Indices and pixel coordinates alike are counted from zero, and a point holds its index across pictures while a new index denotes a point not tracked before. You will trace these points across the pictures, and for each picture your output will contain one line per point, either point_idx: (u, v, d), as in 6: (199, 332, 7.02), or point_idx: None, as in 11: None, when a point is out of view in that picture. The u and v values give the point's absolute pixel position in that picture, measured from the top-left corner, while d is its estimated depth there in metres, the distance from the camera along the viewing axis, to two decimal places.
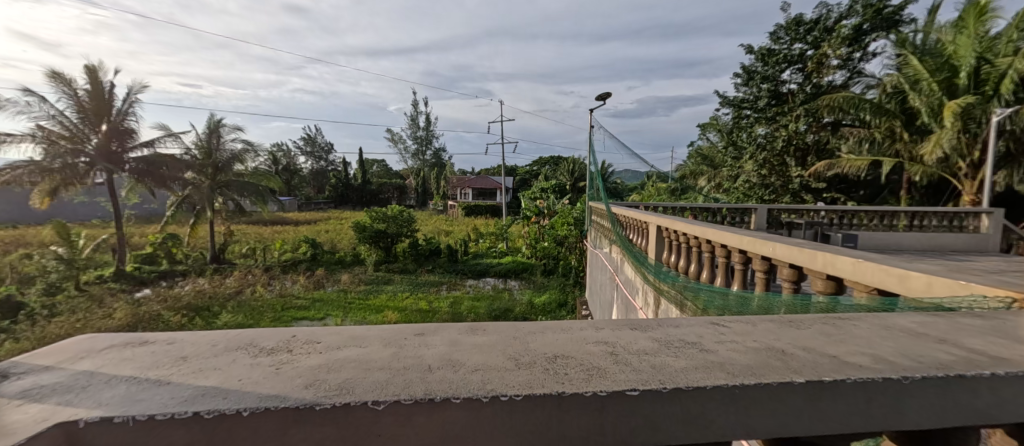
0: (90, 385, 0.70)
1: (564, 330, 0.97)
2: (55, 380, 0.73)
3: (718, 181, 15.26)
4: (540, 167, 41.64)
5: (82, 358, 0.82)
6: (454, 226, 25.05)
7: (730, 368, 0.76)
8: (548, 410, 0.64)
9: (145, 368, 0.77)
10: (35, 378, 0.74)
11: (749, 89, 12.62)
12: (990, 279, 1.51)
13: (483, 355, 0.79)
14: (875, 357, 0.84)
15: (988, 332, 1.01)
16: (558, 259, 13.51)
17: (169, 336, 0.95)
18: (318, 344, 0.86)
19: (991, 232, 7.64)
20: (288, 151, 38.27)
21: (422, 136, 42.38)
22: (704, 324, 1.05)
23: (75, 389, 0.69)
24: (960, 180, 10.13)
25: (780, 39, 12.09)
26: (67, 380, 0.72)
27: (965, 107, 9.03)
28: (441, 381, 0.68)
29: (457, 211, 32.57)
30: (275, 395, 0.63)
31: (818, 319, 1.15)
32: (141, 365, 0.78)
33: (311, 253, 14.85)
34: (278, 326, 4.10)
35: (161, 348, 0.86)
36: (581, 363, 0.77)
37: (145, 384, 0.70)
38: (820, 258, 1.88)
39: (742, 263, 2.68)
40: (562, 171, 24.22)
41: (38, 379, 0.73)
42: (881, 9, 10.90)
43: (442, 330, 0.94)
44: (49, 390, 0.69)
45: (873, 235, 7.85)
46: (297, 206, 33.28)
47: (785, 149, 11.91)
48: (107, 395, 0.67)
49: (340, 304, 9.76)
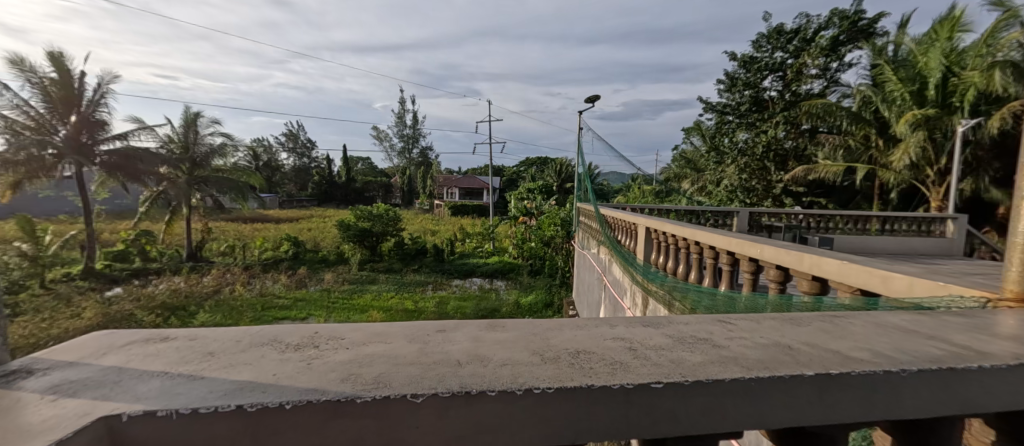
0: (121, 379, 0.69)
1: (580, 326, 0.97)
2: (84, 374, 0.70)
3: (701, 184, 15.71)
4: (526, 168, 41.81)
5: (105, 354, 0.80)
6: (440, 226, 25.01)
7: (745, 363, 0.79)
8: (576, 403, 0.66)
9: (174, 364, 0.75)
10: (61, 373, 0.71)
11: (731, 95, 13.02)
12: (966, 281, 1.60)
13: (506, 350, 0.80)
14: (875, 351, 0.88)
15: (970, 329, 1.07)
16: (545, 259, 13.65)
17: (189, 332, 0.93)
18: (343, 340, 0.86)
19: (955, 237, 8.03)
20: (268, 148, 37.37)
21: (409, 134, 41.96)
22: (711, 320, 1.06)
23: (107, 384, 0.67)
24: (927, 187, 10.70)
25: (762, 47, 12.46)
26: (97, 375, 0.70)
27: (927, 117, 9.61)
28: (473, 374, 0.69)
29: (443, 210, 32.58)
30: (313, 389, 0.63)
31: (815, 316, 1.18)
32: (168, 360, 0.76)
33: (293, 251, 14.62)
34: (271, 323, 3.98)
35: (185, 344, 0.84)
36: (604, 358, 0.78)
37: (179, 379, 0.68)
38: (806, 260, 1.97)
39: (730, 264, 2.77)
40: (550, 171, 24.46)
41: (65, 374, 0.71)
42: (856, 21, 11.39)
43: (463, 327, 0.94)
44: (80, 385, 0.67)
45: (846, 238, 8.21)
46: (278, 204, 32.53)
47: (765, 154, 12.27)
48: (143, 389, 0.65)
49: (323, 304, 9.63)
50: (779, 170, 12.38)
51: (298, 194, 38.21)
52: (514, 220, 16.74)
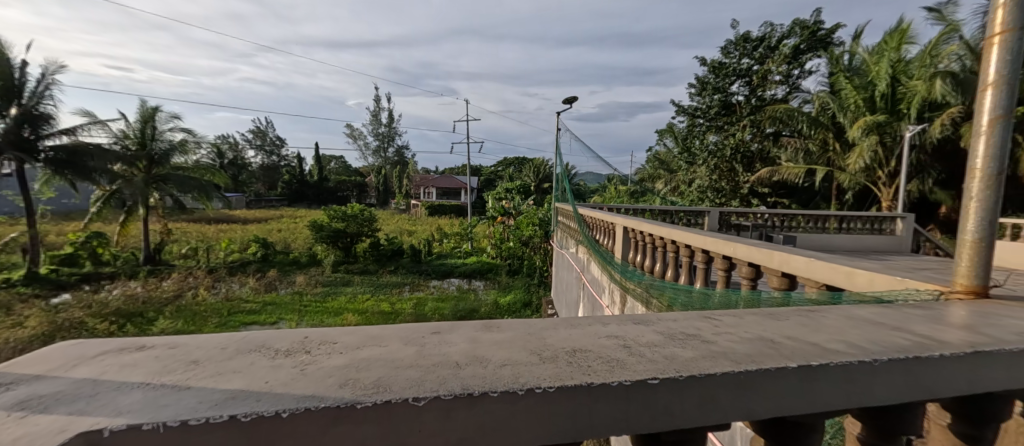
0: (98, 392, 0.64)
1: (574, 325, 0.98)
2: (54, 389, 0.65)
3: (674, 185, 16.17)
4: (503, 167, 41.85)
5: (76, 365, 0.74)
6: (416, 226, 24.68)
7: (733, 357, 0.82)
8: (577, 401, 0.66)
9: (155, 373, 0.70)
10: (28, 389, 0.66)
11: (702, 99, 13.34)
12: (921, 276, 1.71)
13: (505, 350, 0.80)
14: (849, 343, 0.93)
15: (929, 319, 1.15)
16: (523, 259, 13.73)
17: (167, 340, 0.88)
18: (336, 344, 0.83)
19: (903, 235, 8.60)
20: (232, 145, 35.81)
21: (383, 133, 41.12)
22: (697, 317, 1.09)
23: (82, 397, 0.63)
24: (878, 188, 11.42)
25: (730, 53, 12.90)
26: (69, 389, 0.65)
27: (877, 123, 10.28)
28: (474, 376, 0.68)
29: (419, 210, 32.18)
30: (311, 396, 0.61)
31: (791, 310, 1.23)
32: (149, 370, 0.72)
33: (262, 253, 14.07)
34: (244, 328, 3.82)
35: (164, 353, 0.80)
36: (601, 356, 0.79)
37: (163, 390, 0.64)
38: (775, 257, 2.07)
39: (705, 262, 2.87)
40: (528, 171, 24.59)
41: (32, 389, 0.66)
42: (815, 31, 11.95)
43: (458, 328, 0.93)
44: (51, 400, 0.62)
45: (807, 237, 8.63)
46: (244, 203, 31.25)
47: (733, 156, 12.75)
48: (124, 402, 0.61)
49: (294, 307, 9.33)
50: (747, 171, 12.87)
51: (266, 194, 36.84)
52: (493, 219, 16.70)
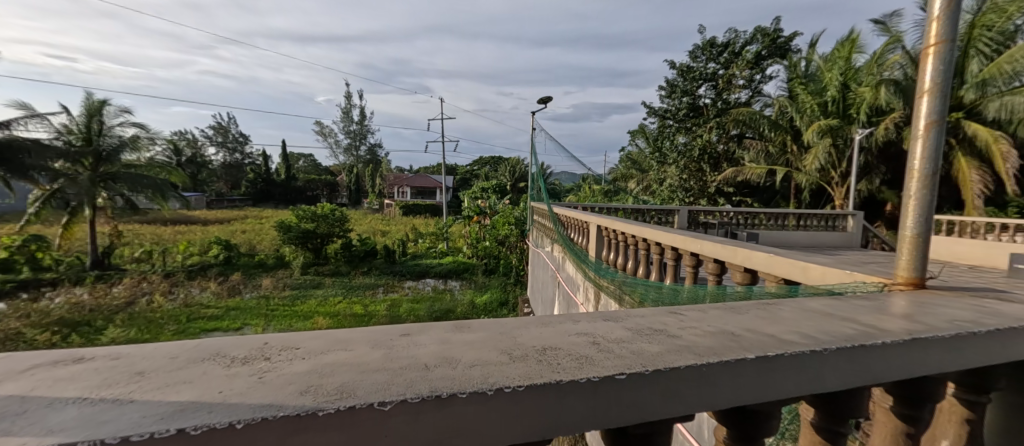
0: (29, 409, 0.61)
1: (545, 323, 1.01)
2: None
3: (646, 184, 16.56)
4: (479, 167, 41.74)
5: (5, 381, 0.71)
6: (390, 226, 24.29)
7: (698, 350, 0.86)
8: (547, 397, 0.69)
9: (94, 387, 0.68)
10: None
11: (671, 101, 13.81)
12: (869, 269, 1.82)
13: (475, 351, 0.81)
14: (802, 333, 0.99)
15: (873, 309, 1.23)
16: (499, 259, 13.76)
17: (110, 349, 0.84)
18: (297, 350, 0.82)
19: (854, 231, 9.11)
20: (192, 142, 34.16)
21: (355, 131, 40.18)
22: (664, 312, 1.14)
23: (13, 416, 0.60)
24: (832, 187, 12.09)
25: (697, 57, 13.34)
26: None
27: (830, 127, 10.91)
28: (442, 377, 0.69)
29: (393, 210, 31.66)
30: (268, 405, 0.60)
31: (751, 304, 1.29)
32: (87, 384, 0.69)
33: (224, 256, 13.48)
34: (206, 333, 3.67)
35: (105, 365, 0.76)
36: (570, 353, 0.82)
37: (102, 406, 0.62)
38: (739, 253, 2.18)
39: (674, 259, 2.98)
40: (504, 171, 24.64)
41: None
42: (775, 38, 12.50)
43: (428, 329, 0.94)
44: None
45: (769, 233, 9.00)
46: (204, 204, 29.83)
47: (701, 157, 13.18)
48: (57, 419, 0.59)
49: (260, 312, 9.02)
50: (713, 171, 13.30)
51: (229, 193, 35.35)
52: (469, 219, 16.61)
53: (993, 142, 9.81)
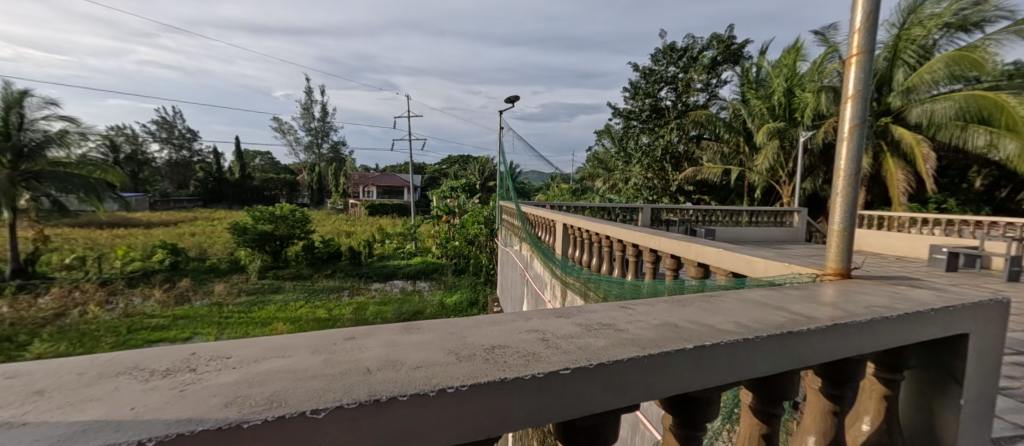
0: None
1: (496, 322, 1.03)
2: None
3: (611, 183, 16.99)
4: (448, 166, 41.51)
5: None
6: (355, 227, 23.79)
7: (639, 343, 0.91)
8: (491, 396, 0.71)
9: None
10: None
11: (635, 102, 14.21)
12: (803, 261, 1.96)
13: (422, 352, 0.82)
14: (736, 322, 1.06)
15: (801, 298, 1.33)
16: (469, 258, 13.80)
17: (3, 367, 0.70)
18: (231, 359, 0.73)
19: (798, 227, 9.75)
20: (134, 138, 31.97)
21: (318, 129, 38.94)
22: (614, 307, 1.19)
23: None
24: (780, 185, 12.81)
25: (659, 61, 13.80)
26: None
27: (779, 130, 11.59)
28: (384, 381, 0.69)
29: (359, 210, 30.96)
30: (187, 419, 0.55)
31: (696, 296, 1.37)
32: None
33: (170, 262, 13.01)
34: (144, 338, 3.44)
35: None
36: (517, 350, 0.85)
37: None
38: (693, 249, 2.31)
39: (636, 255, 3.11)
40: (472, 171, 24.58)
41: None
42: (729, 45, 13.10)
43: (375, 332, 0.93)
44: None
45: (726, 230, 9.45)
46: (148, 205, 27.96)
47: (663, 157, 13.63)
48: None
49: (212, 320, 8.86)
50: (675, 170, 13.79)
51: (176, 193, 33.32)
52: (437, 218, 16.43)
53: (915, 145, 10.68)
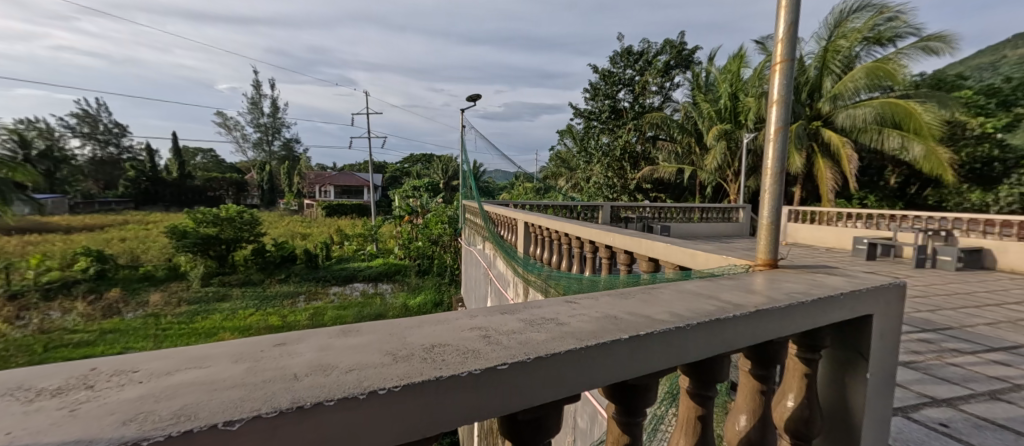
0: None
1: (440, 321, 1.04)
2: None
3: (573, 182, 17.35)
4: (411, 165, 40.87)
5: None
6: (312, 229, 23.13)
7: (578, 335, 0.95)
8: (426, 395, 0.72)
9: None
10: None
11: (595, 103, 14.57)
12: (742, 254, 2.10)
13: (357, 355, 0.82)
14: (671, 313, 1.13)
15: (735, 287, 1.42)
16: (433, 259, 13.67)
17: None
18: (136, 373, 0.69)
19: (743, 223, 10.38)
20: (54, 134, 29.18)
21: (267, 125, 37.36)
22: (559, 302, 1.23)
23: None
24: (727, 183, 13.50)
25: (617, 63, 14.20)
26: None
27: (726, 131, 12.20)
28: (311, 388, 0.68)
29: (315, 211, 29.88)
30: (79, 441, 0.51)
31: (638, 289, 1.44)
32: None
33: (95, 270, 13.61)
34: None
35: None
36: (457, 348, 0.86)
37: None
38: (643, 244, 2.43)
39: (592, 251, 3.21)
40: (435, 169, 24.34)
41: None
42: (681, 50, 13.69)
43: (309, 337, 0.91)
44: None
45: (681, 226, 9.88)
46: (66, 208, 25.51)
47: (623, 156, 14.05)
48: None
49: (146, 333, 9.88)
50: (634, 169, 14.23)
51: (101, 193, 30.63)
52: (400, 218, 16.14)
53: (840, 146, 11.67)
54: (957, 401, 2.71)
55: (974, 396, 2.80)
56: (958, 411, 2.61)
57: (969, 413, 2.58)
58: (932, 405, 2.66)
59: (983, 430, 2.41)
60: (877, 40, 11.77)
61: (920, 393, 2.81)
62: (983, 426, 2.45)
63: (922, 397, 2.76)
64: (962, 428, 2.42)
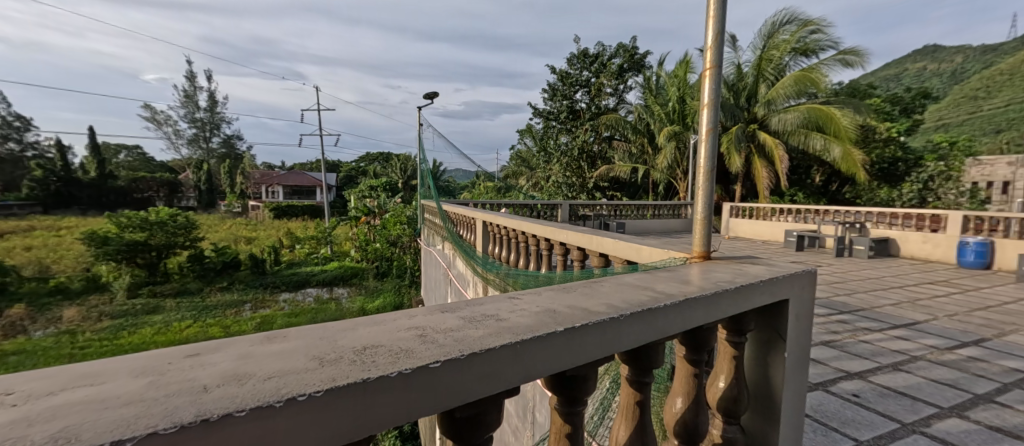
0: None
1: (377, 323, 1.01)
2: None
3: (533, 181, 17.57)
4: (368, 163, 39.84)
5: None
6: (258, 233, 22.17)
7: (516, 330, 0.96)
8: (352, 399, 0.70)
9: None
10: None
11: (554, 103, 14.84)
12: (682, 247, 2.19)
13: (280, 362, 0.79)
14: (607, 304, 1.16)
15: (672, 278, 1.49)
16: (392, 260, 13.50)
17: None
18: (12, 395, 0.63)
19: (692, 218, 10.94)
20: None
21: (203, 119, 35.21)
22: (503, 298, 1.24)
23: None
24: (678, 182, 14.06)
25: (574, 65, 14.53)
26: None
27: (675, 133, 12.69)
28: (220, 400, 0.64)
29: (262, 213, 28.32)
30: None
31: (581, 282, 1.47)
32: None
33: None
34: None
35: None
36: (389, 349, 0.84)
37: None
38: (594, 241, 2.51)
39: (548, 248, 3.26)
40: (394, 168, 23.85)
41: None
42: (633, 54, 14.19)
43: (227, 346, 0.86)
44: None
45: (635, 223, 10.22)
46: None
47: (581, 156, 14.41)
48: None
49: (61, 351, 10.10)
50: (591, 168, 14.60)
51: None
52: (356, 219, 15.65)
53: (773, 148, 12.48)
54: (866, 374, 3.01)
55: (880, 368, 3.12)
56: (867, 382, 2.89)
57: (875, 384, 2.87)
58: (846, 378, 2.94)
59: (887, 398, 2.69)
60: (803, 51, 12.70)
61: (836, 368, 3.09)
62: (886, 394, 2.74)
63: (838, 372, 3.04)
64: (871, 397, 2.70)
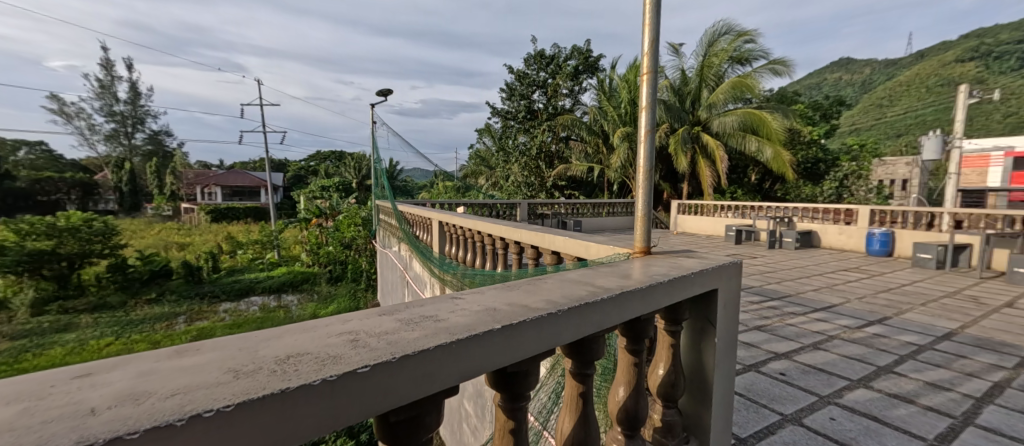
0: None
1: (305, 329, 0.95)
2: None
3: (492, 181, 17.57)
4: (318, 162, 38.33)
5: None
6: (195, 239, 20.68)
7: (453, 330, 0.92)
8: (270, 412, 0.64)
9: None
10: None
11: (511, 103, 14.98)
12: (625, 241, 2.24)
13: (188, 376, 0.71)
14: (548, 300, 1.15)
15: (614, 272, 1.51)
16: (346, 264, 13.04)
17: None
18: None
19: None
20: None
21: (126, 114, 32.27)
22: (444, 299, 1.20)
23: None
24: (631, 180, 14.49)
25: (531, 66, 14.64)
26: None
27: (630, 133, 13.03)
28: (109, 421, 0.56)
29: (197, 216, 26.34)
30: None
31: (525, 280, 1.45)
32: None
33: None
34: None
35: None
36: (315, 356, 0.79)
37: None
38: (546, 239, 2.53)
39: (503, 247, 3.25)
40: (348, 168, 23.05)
41: None
42: (587, 58, 14.54)
43: (128, 363, 0.77)
44: None
45: (592, 220, 10.42)
46: None
47: (538, 156, 14.60)
48: None
49: None
50: (548, 167, 14.81)
51: None
52: (307, 221, 14.94)
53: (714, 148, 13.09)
54: (792, 353, 3.23)
55: (802, 347, 3.36)
56: (792, 361, 3.10)
57: (798, 362, 3.08)
58: (775, 359, 3.13)
59: (808, 374, 2.89)
60: (738, 59, 13.55)
61: (767, 350, 3.29)
62: (808, 371, 2.94)
63: (768, 353, 3.23)
64: (795, 375, 2.89)
